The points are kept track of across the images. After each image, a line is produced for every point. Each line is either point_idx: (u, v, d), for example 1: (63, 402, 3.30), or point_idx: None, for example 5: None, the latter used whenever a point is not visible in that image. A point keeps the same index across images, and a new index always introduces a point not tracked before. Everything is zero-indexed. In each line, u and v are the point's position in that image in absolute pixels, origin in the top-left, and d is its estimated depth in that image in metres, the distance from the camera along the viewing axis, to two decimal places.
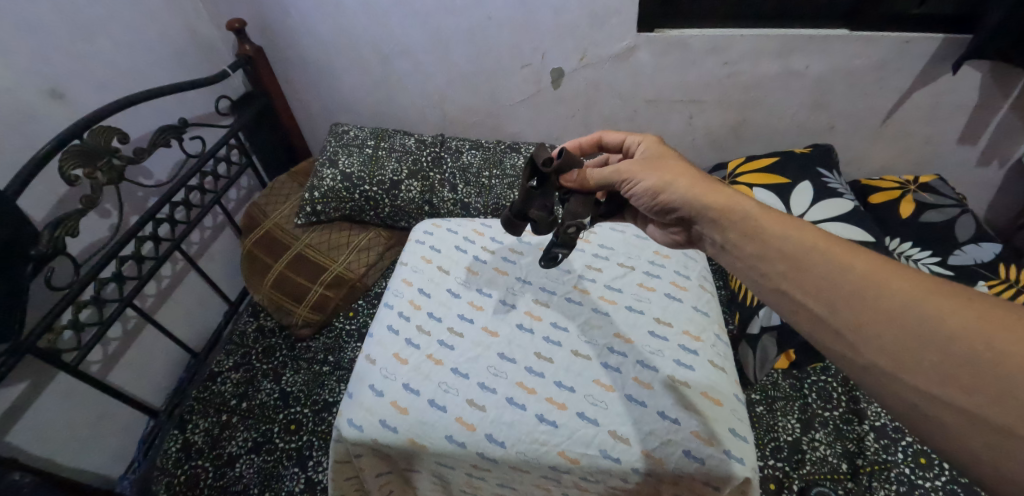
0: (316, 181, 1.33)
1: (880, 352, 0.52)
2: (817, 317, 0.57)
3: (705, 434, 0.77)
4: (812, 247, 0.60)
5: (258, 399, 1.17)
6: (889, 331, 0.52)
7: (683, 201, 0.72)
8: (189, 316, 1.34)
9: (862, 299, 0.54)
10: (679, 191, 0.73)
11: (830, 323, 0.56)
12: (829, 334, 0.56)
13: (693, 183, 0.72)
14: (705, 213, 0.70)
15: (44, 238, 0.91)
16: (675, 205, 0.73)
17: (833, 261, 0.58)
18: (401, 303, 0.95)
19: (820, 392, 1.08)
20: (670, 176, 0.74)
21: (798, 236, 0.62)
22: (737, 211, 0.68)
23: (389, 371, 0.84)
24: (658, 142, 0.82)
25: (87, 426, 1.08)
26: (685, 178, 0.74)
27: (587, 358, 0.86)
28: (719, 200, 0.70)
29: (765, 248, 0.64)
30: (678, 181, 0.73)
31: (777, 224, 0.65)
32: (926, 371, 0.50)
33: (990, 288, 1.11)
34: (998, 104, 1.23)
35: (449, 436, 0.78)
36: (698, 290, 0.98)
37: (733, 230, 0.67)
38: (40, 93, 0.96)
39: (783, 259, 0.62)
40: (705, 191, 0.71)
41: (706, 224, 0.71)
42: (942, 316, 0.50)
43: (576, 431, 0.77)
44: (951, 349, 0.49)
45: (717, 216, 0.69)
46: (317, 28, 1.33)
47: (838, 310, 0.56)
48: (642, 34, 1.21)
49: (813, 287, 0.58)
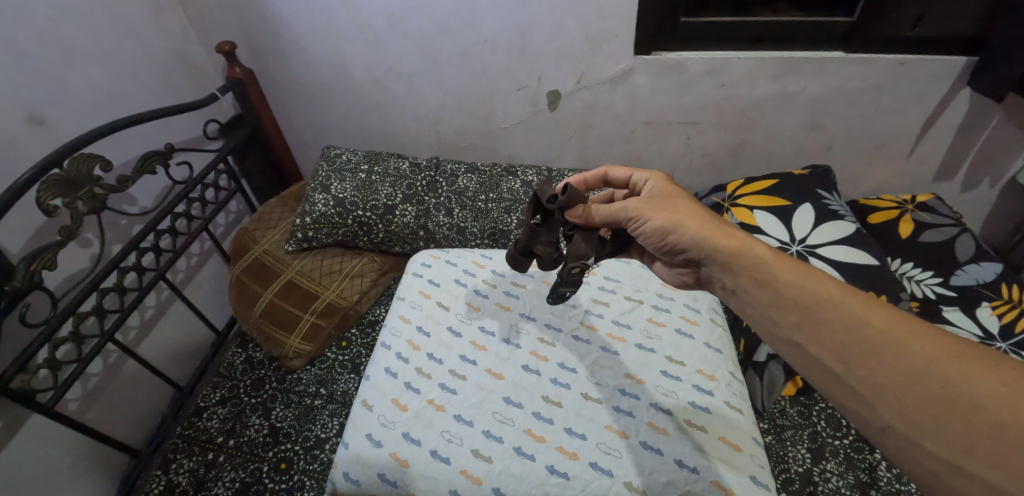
0: (308, 206, 1.29)
1: (900, 417, 0.49)
2: (835, 374, 0.55)
3: (725, 483, 0.74)
4: (828, 298, 0.58)
5: (245, 437, 1.11)
6: (911, 393, 0.49)
7: (693, 242, 0.70)
8: (175, 349, 1.29)
9: (881, 358, 0.52)
10: (689, 233, 0.71)
11: (847, 382, 0.54)
12: (846, 390, 0.54)
13: (702, 225, 0.70)
14: (716, 258, 0.68)
15: (19, 273, 0.86)
16: (684, 246, 0.71)
17: (851, 315, 0.55)
18: (399, 343, 0.91)
19: (829, 420, 1.06)
20: (679, 217, 0.72)
21: (814, 285, 0.60)
22: (748, 255, 0.66)
23: (387, 419, 0.80)
24: (666, 180, 0.80)
25: (62, 470, 1.02)
26: (695, 219, 0.71)
27: (598, 402, 0.83)
28: (728, 243, 0.68)
29: (777, 296, 0.62)
30: (688, 223, 0.71)
31: (789, 271, 0.63)
32: (951, 440, 0.47)
33: (993, 308, 1.09)
34: (989, 125, 1.24)
35: (454, 490, 0.74)
36: (709, 325, 0.95)
37: (745, 275, 0.65)
38: (19, 118, 0.92)
39: (796, 310, 0.60)
40: (715, 233, 0.69)
41: (717, 268, 0.69)
42: (967, 382, 0.47)
43: (590, 483, 0.74)
44: (977, 418, 0.46)
45: (728, 260, 0.67)
46: (310, 50, 1.31)
47: (855, 368, 0.53)
48: (640, 57, 1.20)
49: (829, 342, 0.56)
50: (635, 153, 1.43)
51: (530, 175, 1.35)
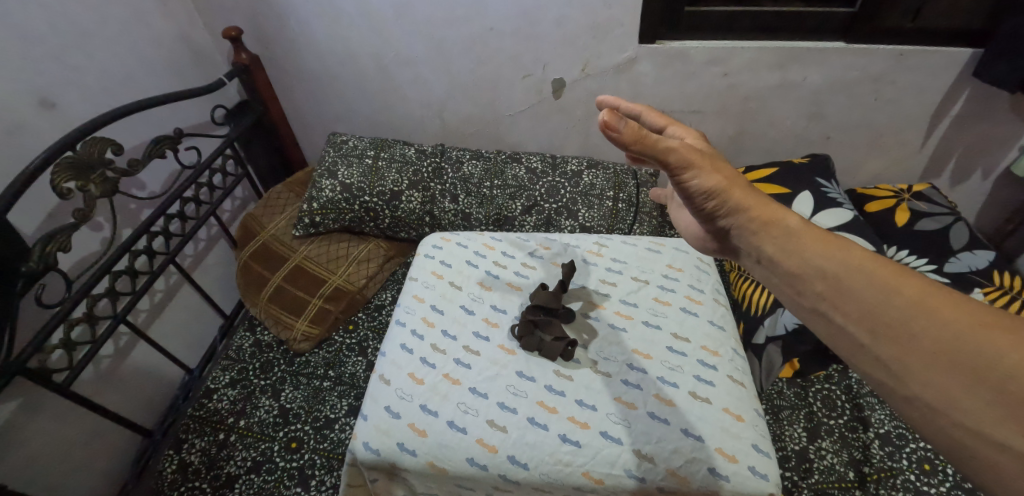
0: (315, 191, 1.31)
1: (927, 386, 0.47)
2: (859, 342, 0.51)
3: (729, 451, 0.77)
4: (856, 267, 0.53)
5: (256, 417, 1.13)
6: (936, 362, 0.47)
7: (734, 212, 0.61)
8: (184, 332, 1.31)
9: (908, 328, 0.48)
10: (732, 202, 0.61)
11: (873, 351, 0.50)
12: (871, 358, 0.51)
13: (740, 191, 0.61)
14: (749, 226, 0.61)
15: (35, 254, 0.88)
16: (724, 213, 0.62)
17: (879, 283, 0.51)
18: (413, 320, 0.93)
19: (825, 401, 1.09)
20: (724, 182, 0.61)
21: (843, 255, 0.55)
22: (778, 225, 0.60)
23: (404, 392, 0.83)
24: (699, 140, 0.70)
25: (76, 449, 1.04)
26: (736, 187, 0.61)
27: (607, 375, 0.86)
28: (762, 211, 0.61)
29: (804, 266, 0.56)
30: (730, 185, 0.61)
31: (819, 244, 0.57)
32: (978, 407, 0.44)
33: (986, 294, 1.13)
34: (983, 117, 1.26)
35: (471, 459, 0.77)
36: (713, 304, 0.98)
37: (772, 244, 0.59)
38: (31, 102, 0.92)
39: (822, 278, 0.55)
40: (756, 205, 0.61)
41: (746, 237, 0.61)
42: (1000, 352, 0.44)
43: (601, 450, 0.77)
44: (1010, 387, 0.43)
45: (761, 230, 0.60)
46: (317, 36, 1.31)
47: (882, 338, 0.50)
48: (643, 45, 1.22)
49: (855, 309, 0.52)
50: None
51: (533, 161, 1.37)
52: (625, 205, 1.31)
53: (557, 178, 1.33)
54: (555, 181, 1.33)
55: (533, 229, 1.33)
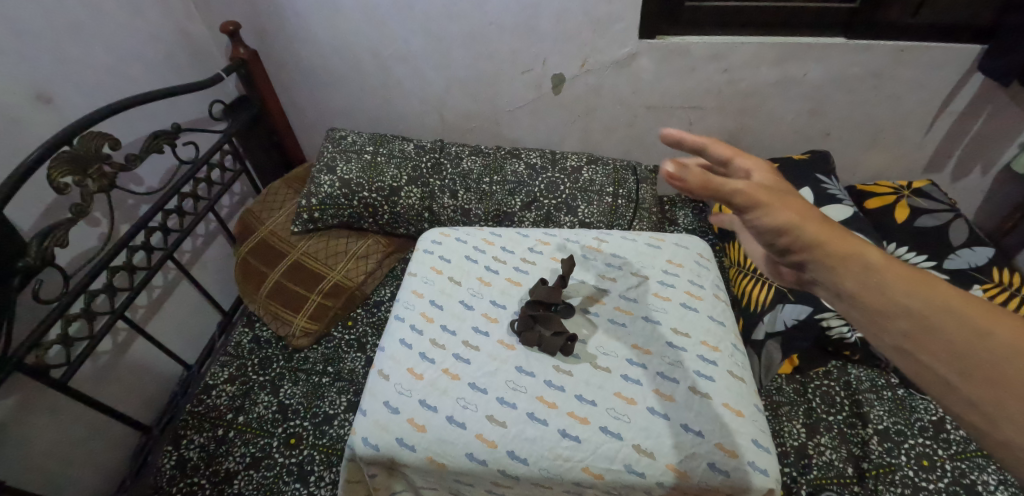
0: (314, 187, 1.31)
1: None
2: (949, 387, 0.42)
3: (729, 447, 0.77)
4: (944, 304, 0.43)
5: (255, 413, 1.13)
6: None
7: (810, 249, 0.48)
8: (183, 328, 1.30)
9: (1011, 374, 0.40)
10: (808, 237, 0.48)
11: (966, 395, 0.41)
12: (964, 404, 0.42)
13: (818, 224, 0.48)
14: (825, 263, 0.47)
15: (32, 250, 0.87)
16: (796, 251, 0.49)
17: (969, 320, 0.42)
18: (412, 316, 0.93)
19: (824, 397, 1.09)
20: (794, 215, 0.48)
21: (927, 291, 0.44)
22: (859, 260, 0.46)
23: (404, 387, 0.83)
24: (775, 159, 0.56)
25: (75, 445, 1.04)
26: (810, 219, 0.48)
27: (607, 370, 0.86)
28: (840, 245, 0.47)
29: (883, 301, 0.45)
30: (805, 218, 0.48)
31: (904, 281, 0.45)
32: None
33: (985, 291, 1.13)
34: (984, 113, 1.26)
35: (470, 454, 0.77)
36: (713, 300, 0.98)
37: (850, 281, 0.46)
38: (27, 97, 0.92)
39: (908, 316, 0.44)
40: (835, 239, 0.47)
41: (822, 276, 0.48)
42: None
43: (600, 446, 0.77)
44: None
45: (841, 269, 0.47)
46: (315, 31, 1.30)
47: (978, 382, 0.40)
48: (643, 41, 1.22)
49: (944, 351, 0.42)
50: (636, 138, 1.45)
51: (533, 157, 1.36)
52: (625, 201, 1.31)
53: (556, 174, 1.33)
54: (554, 177, 1.33)
55: (532, 225, 1.33)
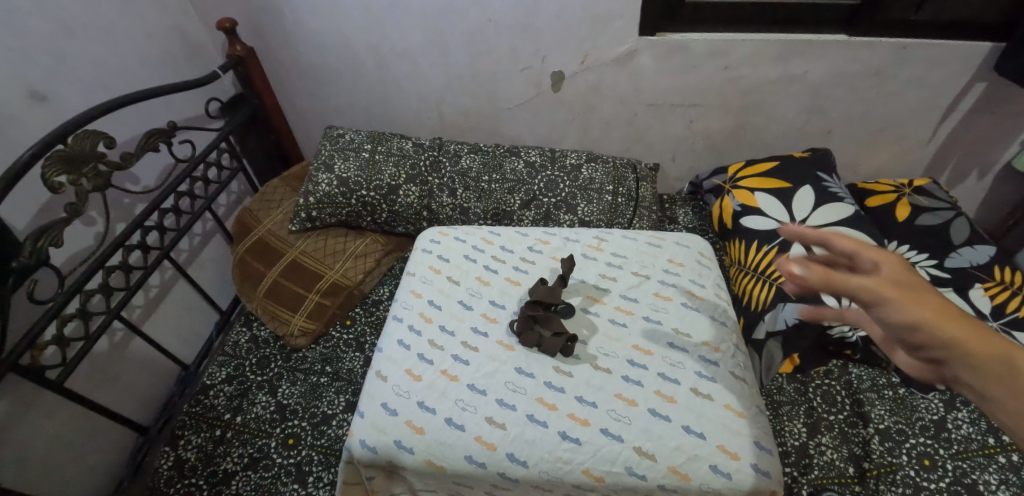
0: (311, 186, 1.30)
1: None
2: None
3: (731, 449, 0.76)
4: None
5: (253, 413, 1.12)
6: None
7: (950, 349, 0.46)
8: (180, 328, 1.29)
9: None
10: (947, 339, 0.46)
11: None
12: None
13: (961, 326, 0.46)
14: (969, 366, 0.45)
15: (26, 249, 0.86)
16: (935, 352, 0.47)
17: None
18: (411, 316, 0.92)
19: (825, 396, 1.08)
20: (931, 312, 0.47)
21: None
22: (1011, 366, 0.43)
23: (402, 389, 0.82)
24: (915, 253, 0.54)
25: (71, 446, 1.03)
26: (947, 318, 0.47)
27: (608, 371, 0.85)
28: (988, 348, 0.44)
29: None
30: (941, 319, 0.47)
31: None
32: None
33: (986, 290, 1.12)
34: (986, 111, 1.26)
35: (469, 456, 0.76)
36: (714, 300, 0.97)
37: (999, 386, 0.43)
38: (22, 95, 0.91)
39: None
40: (979, 341, 0.45)
41: (966, 378, 0.45)
42: None
43: (601, 448, 0.76)
44: None
45: (987, 372, 0.44)
46: (312, 28, 1.29)
47: None
48: (643, 38, 1.21)
49: None
50: (636, 136, 1.44)
51: (532, 155, 1.35)
52: (625, 199, 1.30)
53: (555, 172, 1.32)
54: (553, 175, 1.32)
55: (531, 223, 1.32)
